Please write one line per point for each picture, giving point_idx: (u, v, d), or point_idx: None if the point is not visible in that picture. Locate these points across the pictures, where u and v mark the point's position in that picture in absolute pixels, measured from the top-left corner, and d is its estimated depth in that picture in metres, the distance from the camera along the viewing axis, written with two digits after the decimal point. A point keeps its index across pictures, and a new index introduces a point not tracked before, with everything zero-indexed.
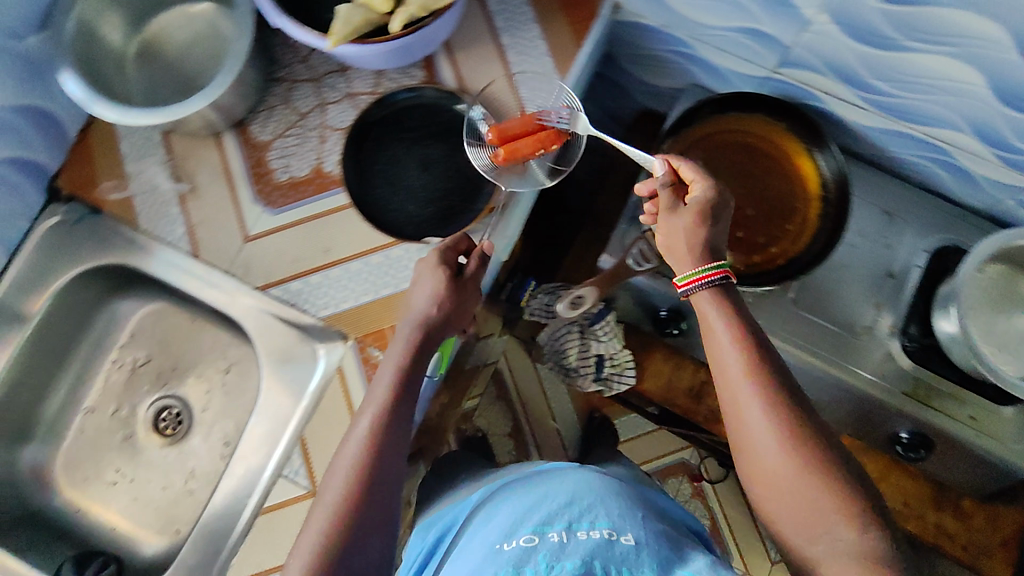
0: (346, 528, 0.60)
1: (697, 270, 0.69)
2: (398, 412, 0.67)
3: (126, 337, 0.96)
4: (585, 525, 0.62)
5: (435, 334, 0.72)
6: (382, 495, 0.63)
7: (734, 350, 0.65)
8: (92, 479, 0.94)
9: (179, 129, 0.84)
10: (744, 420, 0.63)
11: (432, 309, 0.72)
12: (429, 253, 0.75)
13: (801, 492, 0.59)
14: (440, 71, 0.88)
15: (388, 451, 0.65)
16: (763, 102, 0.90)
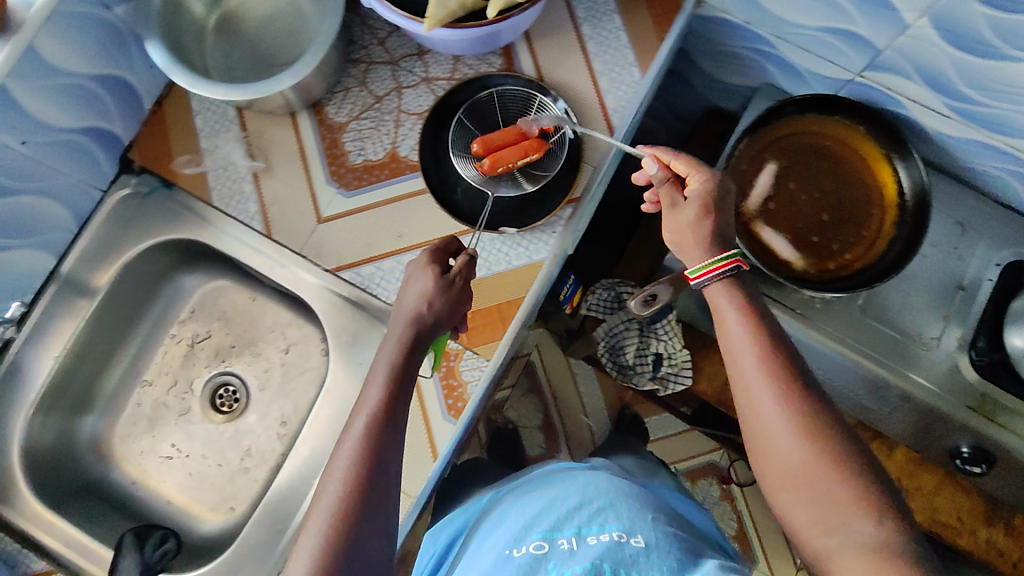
0: (336, 547, 0.55)
1: (709, 262, 0.68)
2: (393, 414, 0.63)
3: (186, 313, 0.96)
4: (595, 529, 0.62)
5: (428, 331, 0.68)
6: (374, 508, 0.58)
7: (749, 352, 0.63)
8: (148, 452, 0.93)
9: (257, 106, 0.84)
10: (757, 412, 0.62)
11: (424, 305, 0.69)
12: (417, 256, 0.74)
13: (816, 483, 0.58)
14: (519, 60, 0.87)
15: (381, 460, 0.60)
16: (844, 106, 0.89)
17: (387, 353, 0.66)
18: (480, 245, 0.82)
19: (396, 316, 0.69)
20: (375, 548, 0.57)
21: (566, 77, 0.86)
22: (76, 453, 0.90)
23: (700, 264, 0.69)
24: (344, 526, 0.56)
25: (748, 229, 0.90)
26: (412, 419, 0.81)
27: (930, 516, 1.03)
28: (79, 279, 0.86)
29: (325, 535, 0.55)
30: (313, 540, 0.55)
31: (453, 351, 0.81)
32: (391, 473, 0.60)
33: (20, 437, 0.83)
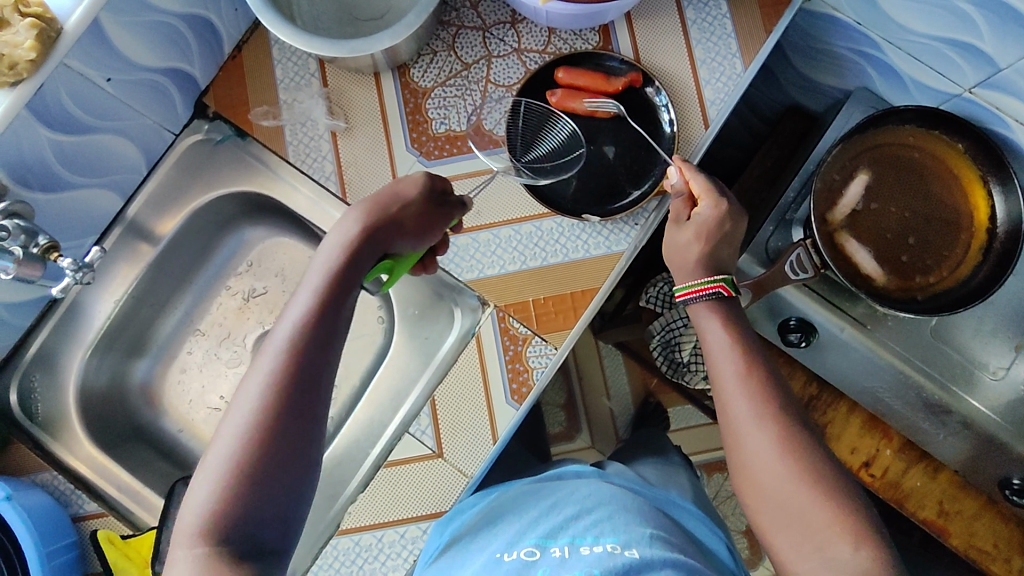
0: (257, 444, 0.52)
1: (693, 283, 0.69)
2: (328, 318, 0.58)
3: (244, 267, 0.94)
4: (590, 540, 0.60)
5: (382, 238, 0.63)
6: (299, 412, 0.55)
7: (734, 369, 0.65)
8: (196, 402, 0.91)
9: (343, 63, 0.80)
10: (739, 434, 0.62)
11: (382, 213, 0.64)
12: (414, 174, 0.70)
13: (790, 504, 0.58)
14: (617, 39, 0.83)
15: (309, 364, 0.56)
16: (948, 122, 0.86)
17: (330, 258, 0.61)
18: (559, 229, 0.80)
19: (343, 224, 0.63)
20: (302, 451, 0.54)
21: (663, 63, 0.82)
22: (128, 398, 0.89)
23: (683, 285, 0.70)
24: (265, 427, 0.53)
25: (833, 240, 0.87)
26: (473, 399, 0.78)
27: (966, 541, 0.99)
28: (143, 224, 0.85)
29: (244, 431, 0.53)
30: (233, 439, 0.53)
31: (522, 335, 0.79)
32: (321, 377, 0.57)
33: (77, 377, 0.83)
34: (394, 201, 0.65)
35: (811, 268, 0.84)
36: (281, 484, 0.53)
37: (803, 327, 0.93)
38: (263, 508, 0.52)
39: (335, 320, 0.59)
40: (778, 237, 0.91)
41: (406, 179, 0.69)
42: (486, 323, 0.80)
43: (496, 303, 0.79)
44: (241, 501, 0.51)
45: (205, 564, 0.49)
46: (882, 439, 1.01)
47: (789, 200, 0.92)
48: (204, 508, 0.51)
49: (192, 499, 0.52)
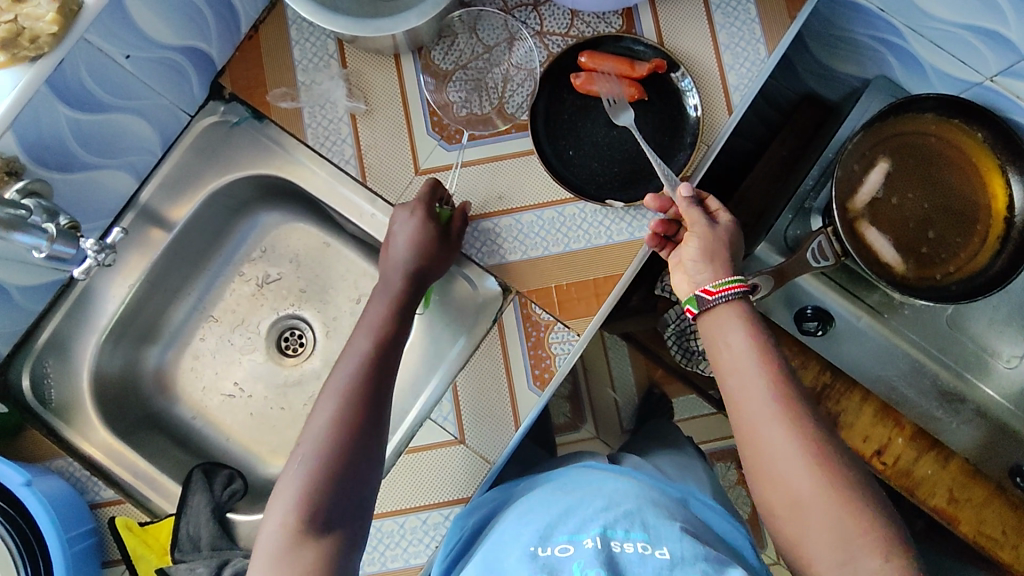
0: (341, 446, 0.61)
1: (725, 281, 0.65)
2: (387, 344, 0.71)
3: (257, 252, 0.93)
4: (621, 534, 0.59)
5: (417, 280, 0.77)
6: (371, 413, 0.65)
7: (759, 368, 0.61)
8: (210, 388, 0.91)
9: (363, 43, 0.79)
10: (761, 437, 0.59)
11: (413, 254, 0.75)
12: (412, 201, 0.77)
13: (816, 509, 0.55)
14: (640, 22, 0.83)
15: (378, 379, 0.67)
16: (968, 109, 0.86)
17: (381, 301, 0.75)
18: (582, 215, 0.79)
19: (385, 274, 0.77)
20: (372, 448, 0.63)
21: (687, 48, 0.82)
22: (141, 384, 0.88)
23: (720, 281, 0.66)
24: (345, 429, 0.62)
25: (853, 229, 0.87)
26: (495, 384, 0.78)
27: (975, 528, 1.00)
28: (156, 210, 0.83)
29: (327, 431, 0.62)
30: (320, 432, 0.62)
31: (544, 322, 0.78)
32: (385, 390, 0.67)
33: (91, 363, 0.81)
34: (419, 240, 0.75)
35: (830, 255, 0.84)
36: (360, 468, 0.61)
37: (820, 315, 0.94)
38: (343, 496, 0.59)
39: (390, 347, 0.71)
40: (797, 225, 0.91)
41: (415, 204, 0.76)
42: (508, 310, 0.79)
43: (519, 290, 0.79)
44: (325, 488, 0.59)
45: (301, 537, 0.56)
46: (895, 427, 1.01)
47: (808, 187, 0.92)
48: (296, 495, 0.58)
49: (285, 483, 0.60)
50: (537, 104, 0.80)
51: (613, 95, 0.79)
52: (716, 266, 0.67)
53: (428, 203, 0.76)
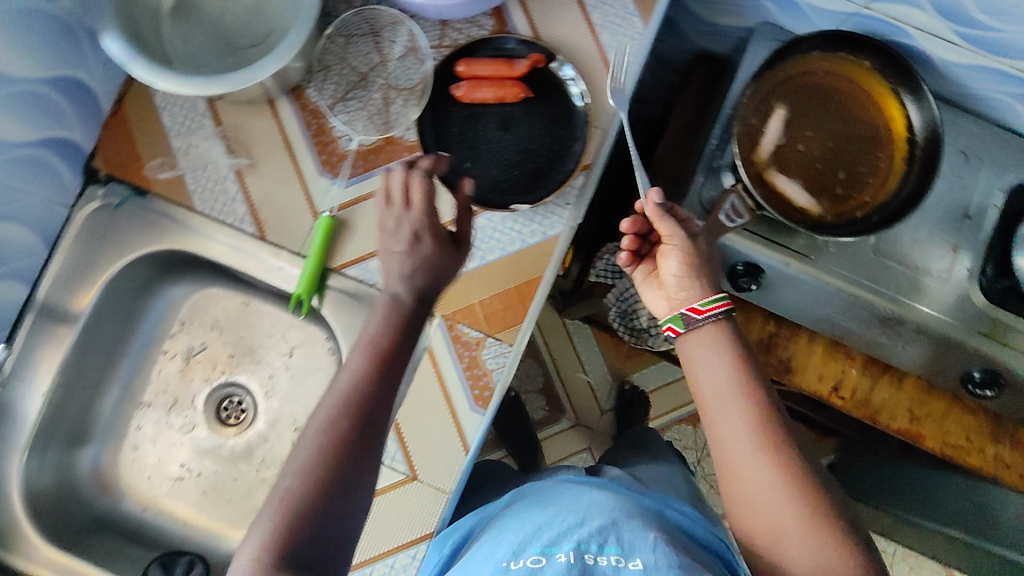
0: (319, 489, 0.54)
1: (710, 299, 0.67)
2: (385, 372, 0.61)
3: (176, 328, 0.90)
4: (595, 547, 0.59)
5: (422, 294, 0.64)
6: (357, 453, 0.57)
7: (734, 385, 0.65)
8: (155, 476, 0.88)
9: (231, 95, 0.76)
10: (736, 457, 0.63)
11: (410, 267, 0.64)
12: (411, 208, 0.66)
13: (782, 524, 0.60)
14: (512, 19, 0.81)
15: (371, 413, 0.59)
16: (848, 40, 0.87)
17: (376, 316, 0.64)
18: (491, 225, 0.78)
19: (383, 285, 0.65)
20: (356, 482, 0.56)
21: (563, 36, 0.81)
22: (80, 488, 0.85)
23: (705, 299, 0.67)
24: (326, 465, 0.55)
25: (763, 178, 0.86)
26: (436, 410, 0.76)
27: (941, 441, 1.02)
28: (57, 305, 0.79)
29: (302, 470, 0.55)
30: (296, 470, 0.55)
31: (474, 339, 0.77)
32: (377, 423, 0.59)
33: (19, 481, 0.78)
34: (425, 262, 0.64)
35: (745, 213, 0.84)
36: (338, 510, 0.55)
37: (752, 270, 0.94)
38: (315, 538, 0.53)
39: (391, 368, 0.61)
40: (710, 187, 0.91)
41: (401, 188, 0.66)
42: (435, 335, 0.77)
43: (441, 313, 0.77)
44: (295, 532, 0.53)
45: None
46: (847, 360, 1.02)
47: (716, 146, 0.91)
48: (264, 536, 0.52)
49: (254, 524, 0.54)
50: (422, 121, 0.78)
51: (498, 98, 0.77)
52: (700, 281, 0.69)
53: (430, 213, 0.66)
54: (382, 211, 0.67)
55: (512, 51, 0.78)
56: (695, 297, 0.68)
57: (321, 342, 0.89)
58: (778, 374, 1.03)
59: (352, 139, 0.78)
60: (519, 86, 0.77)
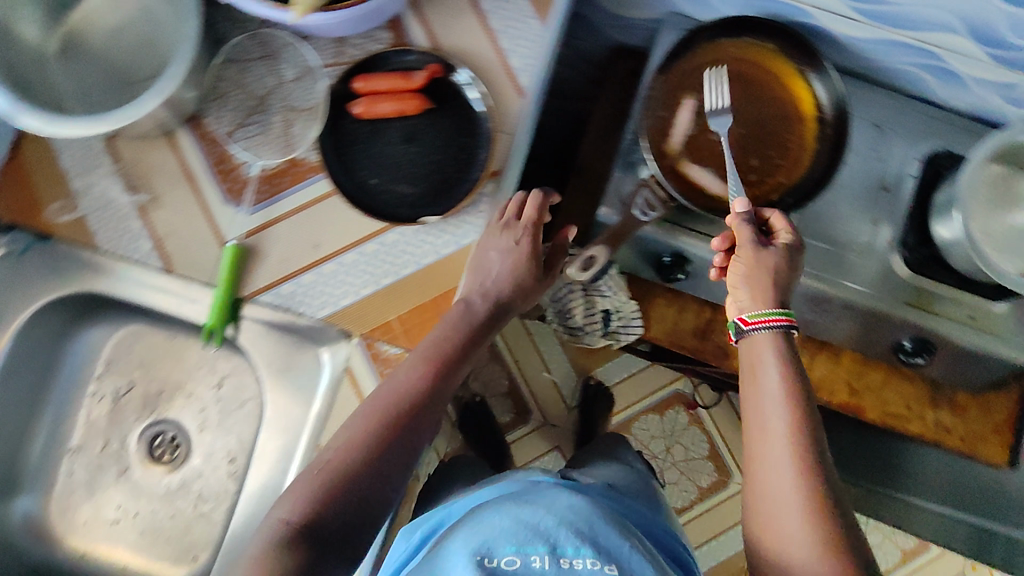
0: (367, 457, 0.66)
1: (766, 311, 0.71)
2: (438, 381, 0.73)
3: (102, 368, 0.90)
4: (570, 551, 0.62)
5: (473, 331, 0.79)
6: (404, 439, 0.69)
7: (781, 402, 0.67)
8: (91, 520, 0.89)
9: (126, 131, 0.75)
10: (766, 473, 0.65)
11: (494, 281, 0.82)
12: (511, 228, 0.83)
13: (793, 536, 0.61)
14: (409, 30, 0.80)
15: (419, 411, 0.71)
16: (751, 24, 0.85)
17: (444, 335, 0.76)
18: (403, 239, 0.77)
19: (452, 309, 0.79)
20: (395, 462, 0.67)
21: (461, 44, 0.80)
22: (14, 539, 0.85)
23: (762, 311, 0.71)
24: (374, 441, 0.67)
25: (673, 169, 0.85)
26: None
27: (882, 412, 1.03)
28: None
29: (353, 443, 0.66)
30: (349, 441, 0.66)
31: (395, 356, 0.77)
32: (422, 422, 0.71)
33: None
34: (509, 271, 0.83)
35: (658, 207, 0.86)
36: (378, 478, 0.65)
37: (677, 261, 0.93)
38: (353, 497, 0.63)
39: (436, 385, 0.73)
40: (626, 181, 0.90)
41: (496, 238, 0.81)
42: (355, 355, 0.78)
43: (359, 332, 0.77)
44: (336, 487, 0.63)
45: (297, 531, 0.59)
46: None
47: (632, 140, 0.90)
48: (307, 489, 0.62)
49: (298, 480, 0.64)
50: (322, 142, 0.77)
51: (399, 112, 0.76)
52: (760, 291, 0.72)
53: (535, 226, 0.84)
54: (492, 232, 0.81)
55: (408, 63, 0.77)
56: (743, 309, 0.73)
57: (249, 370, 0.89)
58: (715, 360, 1.02)
59: (254, 165, 0.77)
60: (418, 98, 0.77)
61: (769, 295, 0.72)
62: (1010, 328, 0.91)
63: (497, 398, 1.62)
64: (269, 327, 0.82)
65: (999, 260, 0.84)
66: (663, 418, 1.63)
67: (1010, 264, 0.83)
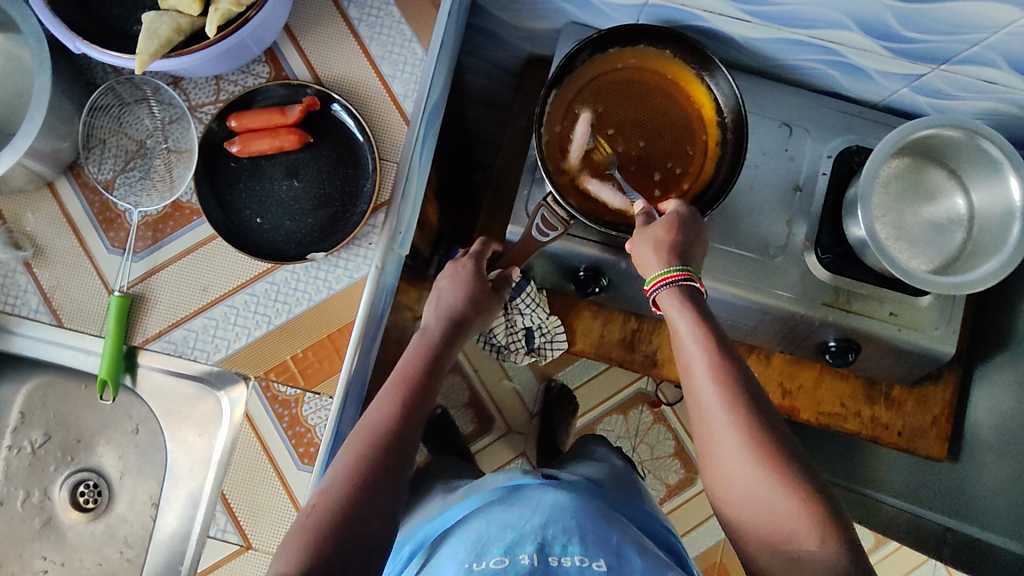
0: (353, 501, 0.57)
1: (662, 271, 0.69)
2: (414, 402, 0.67)
3: (16, 420, 0.89)
4: (559, 548, 0.57)
5: (443, 351, 0.75)
6: (387, 475, 0.61)
7: (700, 350, 0.64)
8: (20, 572, 0.90)
9: (3, 187, 0.74)
10: (711, 436, 0.62)
11: (459, 302, 0.79)
12: (458, 266, 0.83)
13: (758, 496, 0.58)
14: (287, 62, 0.78)
15: (400, 442, 0.63)
16: (638, 32, 0.83)
17: (410, 360, 0.72)
18: (295, 276, 0.76)
19: (419, 336, 0.76)
20: (384, 499, 0.59)
21: (341, 72, 0.78)
22: None
23: (656, 273, 0.70)
24: (358, 482, 0.59)
25: (574, 185, 0.84)
26: (260, 476, 0.75)
27: (816, 410, 1.02)
28: None
29: (337, 487, 0.58)
30: (333, 488, 0.58)
31: (292, 397, 0.76)
32: (407, 450, 0.64)
33: None
34: (467, 292, 0.80)
35: (557, 224, 0.83)
36: (371, 524, 0.57)
37: (592, 274, 0.91)
38: (346, 550, 0.54)
39: (415, 404, 0.67)
40: (535, 198, 0.88)
41: (446, 272, 0.82)
42: (251, 398, 0.76)
43: (255, 374, 0.76)
44: (323, 541, 0.54)
45: None
46: None
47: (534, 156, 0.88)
48: (295, 545, 0.54)
49: (283, 543, 0.55)
50: (201, 187, 0.75)
51: (276, 148, 0.74)
52: (661, 252, 0.71)
53: (480, 263, 0.83)
54: (448, 272, 0.82)
55: (282, 97, 0.76)
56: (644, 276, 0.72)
57: (158, 418, 0.88)
58: (644, 369, 1.02)
59: (134, 212, 0.76)
60: (295, 132, 0.74)
61: (667, 252, 0.71)
62: (931, 322, 0.89)
63: (460, 409, 1.45)
64: (169, 374, 0.81)
65: (906, 256, 0.82)
66: (627, 419, 1.48)
67: (919, 259, 0.82)
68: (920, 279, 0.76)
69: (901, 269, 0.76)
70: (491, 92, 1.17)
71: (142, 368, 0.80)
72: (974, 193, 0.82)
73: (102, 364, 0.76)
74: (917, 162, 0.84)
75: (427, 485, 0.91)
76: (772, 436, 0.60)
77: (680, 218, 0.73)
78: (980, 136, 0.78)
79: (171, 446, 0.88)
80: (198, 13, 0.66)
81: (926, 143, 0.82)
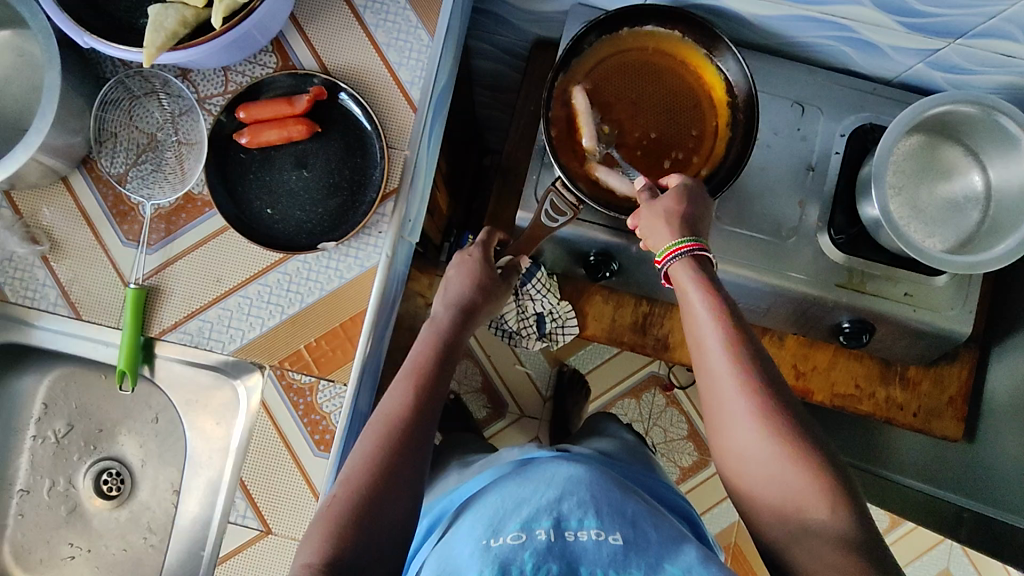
0: (371, 494, 0.58)
1: (672, 244, 0.68)
2: (427, 390, 0.67)
3: (40, 411, 0.91)
4: (575, 523, 0.57)
5: (456, 337, 0.75)
6: (403, 465, 0.61)
7: (712, 324, 0.64)
8: (48, 557, 0.92)
9: (18, 184, 0.75)
10: (727, 413, 0.61)
11: (467, 289, 0.79)
12: (467, 254, 0.83)
13: (768, 469, 0.58)
14: (294, 52, 0.78)
15: (416, 432, 0.64)
16: (647, 12, 0.82)
17: (423, 348, 0.72)
18: (306, 266, 0.77)
19: (431, 323, 0.76)
20: (402, 490, 0.60)
21: (347, 60, 0.78)
22: None
23: (667, 246, 0.69)
24: (375, 473, 0.60)
25: (582, 170, 0.83)
26: (277, 463, 0.76)
27: (830, 393, 1.01)
28: None
29: (354, 479, 0.59)
30: (350, 480, 0.59)
31: (306, 385, 0.77)
32: (423, 440, 0.64)
33: None
34: (475, 280, 0.80)
35: (568, 210, 0.83)
36: (388, 516, 0.58)
37: (603, 258, 0.90)
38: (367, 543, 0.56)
39: (429, 392, 0.67)
40: (543, 183, 0.88)
41: (453, 263, 0.82)
42: (267, 387, 0.77)
43: (270, 363, 0.77)
44: (346, 536, 0.55)
45: None
46: None
47: (542, 140, 0.87)
48: (320, 540, 0.55)
49: (308, 535, 0.56)
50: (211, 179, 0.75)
51: (285, 138, 0.74)
52: (674, 224, 0.70)
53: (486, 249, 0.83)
54: (457, 260, 0.82)
55: (291, 87, 0.76)
56: (654, 249, 0.71)
57: (177, 408, 0.90)
58: (655, 353, 1.02)
59: (147, 205, 0.77)
60: (303, 121, 0.75)
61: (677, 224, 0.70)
62: (945, 302, 0.88)
63: (472, 394, 1.47)
64: (185, 365, 0.82)
65: (921, 236, 0.81)
66: (640, 402, 1.48)
67: (936, 239, 0.81)
68: (937, 260, 0.75)
69: (916, 247, 0.75)
70: (498, 76, 1.16)
71: (159, 359, 0.82)
72: (991, 169, 0.81)
73: (120, 354, 0.77)
74: (931, 139, 0.83)
75: (440, 470, 0.92)
76: (784, 414, 0.60)
77: (688, 189, 0.72)
78: (997, 111, 0.76)
79: (189, 435, 0.90)
80: (202, 5, 0.66)
81: (942, 119, 0.81)
